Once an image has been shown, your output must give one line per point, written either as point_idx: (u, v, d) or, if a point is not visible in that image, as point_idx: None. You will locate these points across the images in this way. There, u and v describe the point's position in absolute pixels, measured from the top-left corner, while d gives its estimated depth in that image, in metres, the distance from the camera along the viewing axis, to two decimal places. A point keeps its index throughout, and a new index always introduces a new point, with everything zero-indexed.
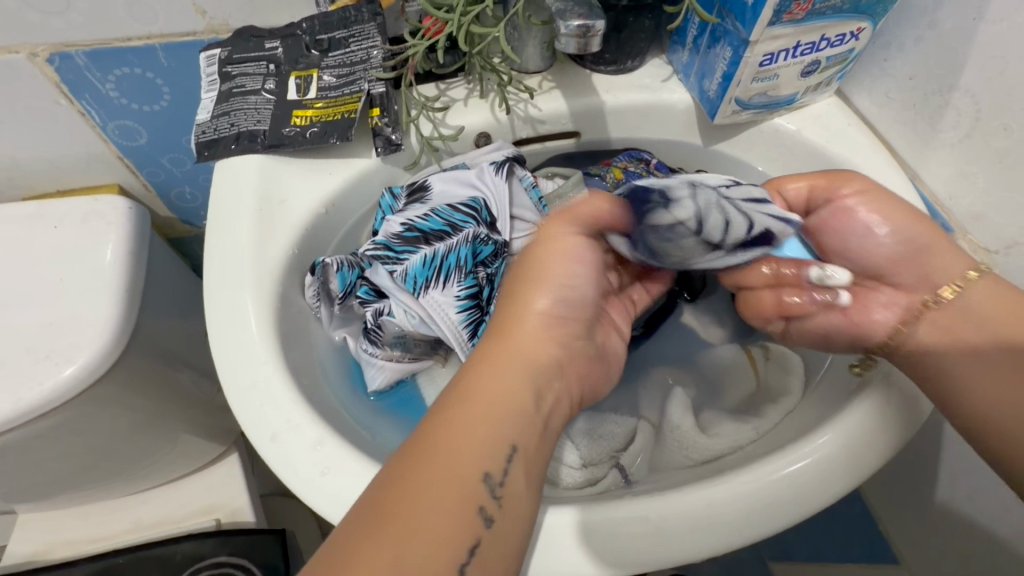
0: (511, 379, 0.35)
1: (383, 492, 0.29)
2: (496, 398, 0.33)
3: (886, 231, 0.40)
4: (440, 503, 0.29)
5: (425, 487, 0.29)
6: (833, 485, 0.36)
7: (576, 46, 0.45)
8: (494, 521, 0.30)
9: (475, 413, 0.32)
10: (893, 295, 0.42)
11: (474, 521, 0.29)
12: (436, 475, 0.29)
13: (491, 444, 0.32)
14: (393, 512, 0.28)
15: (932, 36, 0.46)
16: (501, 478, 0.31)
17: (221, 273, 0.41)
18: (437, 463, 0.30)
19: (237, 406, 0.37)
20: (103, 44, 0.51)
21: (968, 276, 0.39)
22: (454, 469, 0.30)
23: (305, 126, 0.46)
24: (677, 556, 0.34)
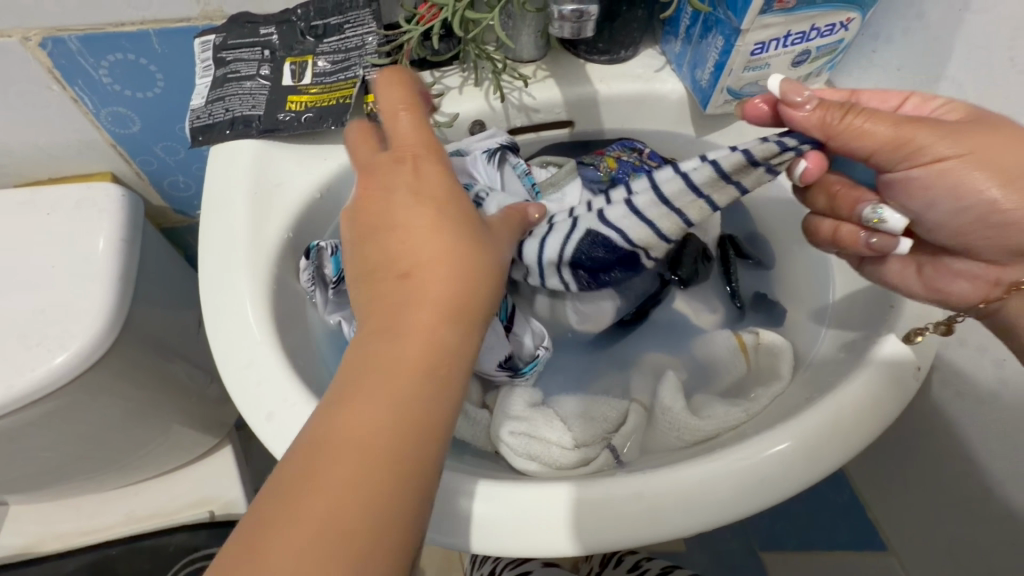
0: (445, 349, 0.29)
1: (293, 479, 0.25)
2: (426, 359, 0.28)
3: (993, 194, 0.35)
4: (355, 503, 0.25)
5: (333, 492, 0.25)
6: (820, 462, 0.37)
7: (571, 31, 0.45)
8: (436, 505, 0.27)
9: (405, 389, 0.28)
10: (977, 265, 0.40)
11: (403, 513, 0.26)
12: (344, 466, 0.25)
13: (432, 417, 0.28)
14: (303, 489, 0.25)
15: (919, 27, 0.47)
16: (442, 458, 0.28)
17: (218, 255, 0.42)
18: (350, 459, 0.25)
19: (232, 386, 0.37)
20: (97, 29, 0.51)
21: None
22: (374, 466, 0.26)
23: (300, 111, 0.47)
24: (667, 531, 0.35)
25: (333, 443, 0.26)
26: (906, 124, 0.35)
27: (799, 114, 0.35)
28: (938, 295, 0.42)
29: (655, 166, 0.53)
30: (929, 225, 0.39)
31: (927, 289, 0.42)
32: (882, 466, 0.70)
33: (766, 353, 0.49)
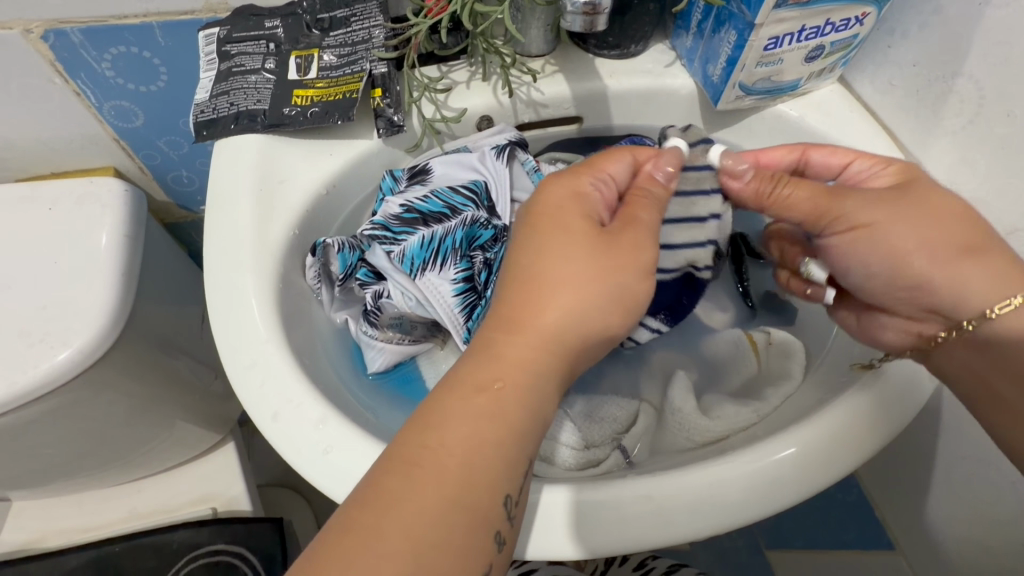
0: (534, 401, 0.33)
1: (380, 493, 0.29)
2: (510, 409, 0.32)
3: (900, 258, 0.38)
4: (447, 528, 0.28)
5: (427, 515, 0.28)
6: (833, 465, 0.36)
7: (583, 25, 0.44)
8: (505, 545, 0.30)
9: (495, 429, 0.31)
10: (904, 318, 0.41)
11: (485, 541, 0.29)
12: (434, 492, 0.29)
13: (512, 462, 0.31)
14: (391, 506, 0.28)
15: (936, 22, 0.46)
16: (516, 499, 0.31)
17: (223, 252, 0.41)
18: (437, 486, 0.29)
19: (238, 385, 0.36)
20: (99, 21, 0.50)
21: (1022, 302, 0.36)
22: (466, 499, 0.29)
23: (305, 106, 0.46)
24: (678, 534, 0.34)
25: (418, 469, 0.29)
26: (824, 196, 0.39)
27: (739, 181, 0.43)
28: (872, 342, 0.43)
29: None
30: (853, 283, 0.42)
31: (863, 333, 0.44)
32: (889, 465, 0.70)
33: (776, 353, 0.48)
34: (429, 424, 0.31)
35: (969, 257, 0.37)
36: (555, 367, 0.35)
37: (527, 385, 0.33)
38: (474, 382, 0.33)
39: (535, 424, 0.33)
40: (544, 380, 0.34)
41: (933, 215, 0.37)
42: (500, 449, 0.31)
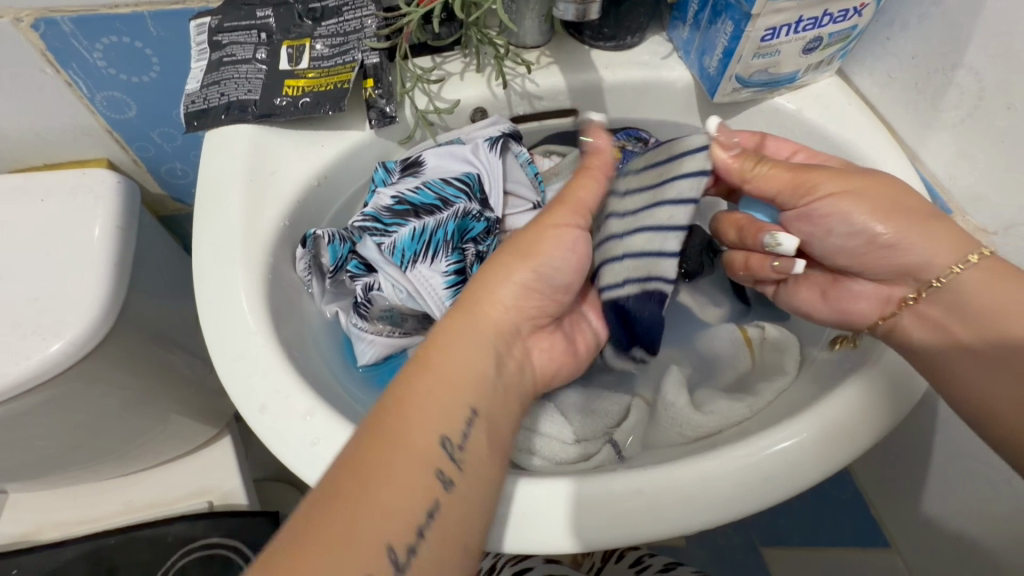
0: (462, 360, 0.36)
1: (351, 466, 0.30)
2: (443, 374, 0.35)
3: (872, 225, 0.39)
4: (400, 480, 0.30)
5: (387, 476, 0.30)
6: (826, 460, 0.36)
7: (575, 13, 0.44)
8: (454, 483, 0.32)
9: (428, 387, 0.34)
10: (873, 286, 0.42)
11: (432, 482, 0.31)
12: (397, 456, 0.31)
13: (450, 414, 0.34)
14: (358, 478, 0.30)
15: (936, 13, 0.45)
16: (460, 443, 0.33)
17: (212, 242, 0.41)
18: (396, 451, 0.31)
19: (226, 377, 0.36)
20: (90, 10, 0.50)
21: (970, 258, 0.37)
22: (411, 448, 0.32)
23: (297, 96, 0.45)
24: (668, 528, 0.34)
25: (379, 442, 0.31)
26: (799, 171, 0.41)
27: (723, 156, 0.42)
28: (846, 316, 0.43)
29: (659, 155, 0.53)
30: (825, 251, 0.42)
31: (835, 310, 0.44)
32: (886, 462, 0.69)
33: (771, 348, 0.48)
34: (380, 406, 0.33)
35: (932, 223, 0.38)
36: (477, 330, 0.38)
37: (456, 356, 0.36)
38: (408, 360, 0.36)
39: (472, 379, 0.36)
40: (470, 342, 0.37)
41: (895, 187, 0.40)
42: (438, 408, 0.34)
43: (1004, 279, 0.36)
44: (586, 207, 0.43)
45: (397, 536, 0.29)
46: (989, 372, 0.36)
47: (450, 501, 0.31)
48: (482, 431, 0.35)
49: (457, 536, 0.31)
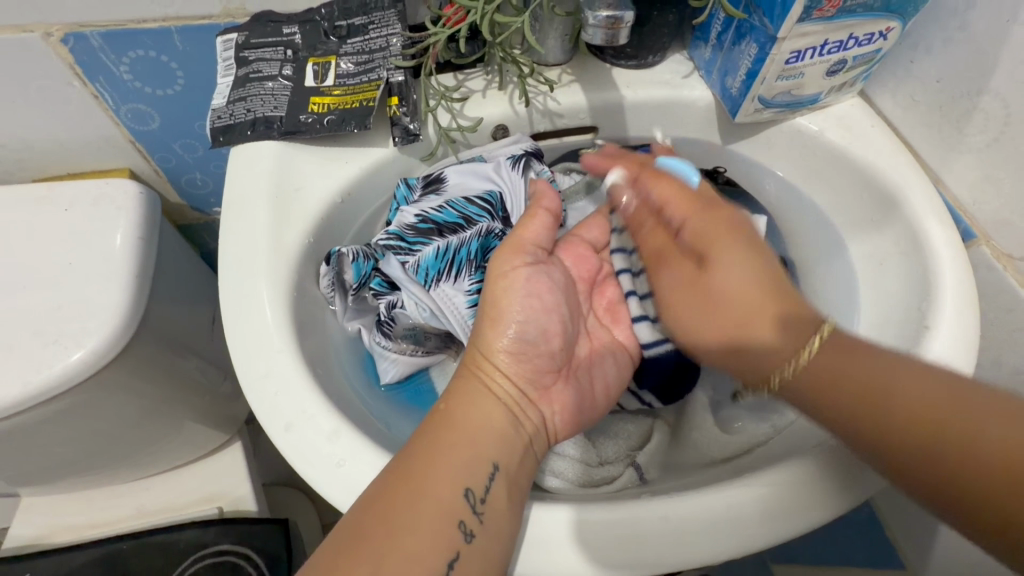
0: (480, 411, 0.37)
1: (377, 507, 0.32)
2: (462, 425, 0.36)
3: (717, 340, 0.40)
4: (423, 529, 0.32)
5: (410, 523, 0.31)
6: (853, 491, 0.35)
7: (603, 38, 0.44)
8: (476, 535, 0.32)
9: (452, 436, 0.35)
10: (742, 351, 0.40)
11: (452, 534, 0.32)
12: (421, 506, 0.32)
13: (473, 462, 0.35)
14: (385, 522, 0.31)
15: (961, 38, 0.45)
16: (482, 494, 0.34)
17: (238, 259, 0.41)
18: (420, 499, 0.32)
19: (250, 395, 0.36)
20: (119, 25, 0.50)
21: (806, 342, 0.35)
22: (434, 498, 0.33)
23: (322, 113, 0.46)
24: (695, 557, 0.33)
25: (406, 483, 0.32)
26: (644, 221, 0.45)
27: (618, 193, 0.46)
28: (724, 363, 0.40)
29: None
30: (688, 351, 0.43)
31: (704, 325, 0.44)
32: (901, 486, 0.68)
33: None
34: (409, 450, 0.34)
35: (747, 330, 0.37)
36: (494, 381, 0.39)
37: (477, 406, 0.38)
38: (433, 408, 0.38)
39: (491, 431, 0.37)
40: (486, 394, 0.38)
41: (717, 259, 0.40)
42: (459, 459, 0.35)
43: (839, 353, 0.34)
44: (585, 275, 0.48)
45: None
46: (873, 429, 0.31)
47: (471, 556, 0.32)
48: (503, 482, 0.35)
49: None
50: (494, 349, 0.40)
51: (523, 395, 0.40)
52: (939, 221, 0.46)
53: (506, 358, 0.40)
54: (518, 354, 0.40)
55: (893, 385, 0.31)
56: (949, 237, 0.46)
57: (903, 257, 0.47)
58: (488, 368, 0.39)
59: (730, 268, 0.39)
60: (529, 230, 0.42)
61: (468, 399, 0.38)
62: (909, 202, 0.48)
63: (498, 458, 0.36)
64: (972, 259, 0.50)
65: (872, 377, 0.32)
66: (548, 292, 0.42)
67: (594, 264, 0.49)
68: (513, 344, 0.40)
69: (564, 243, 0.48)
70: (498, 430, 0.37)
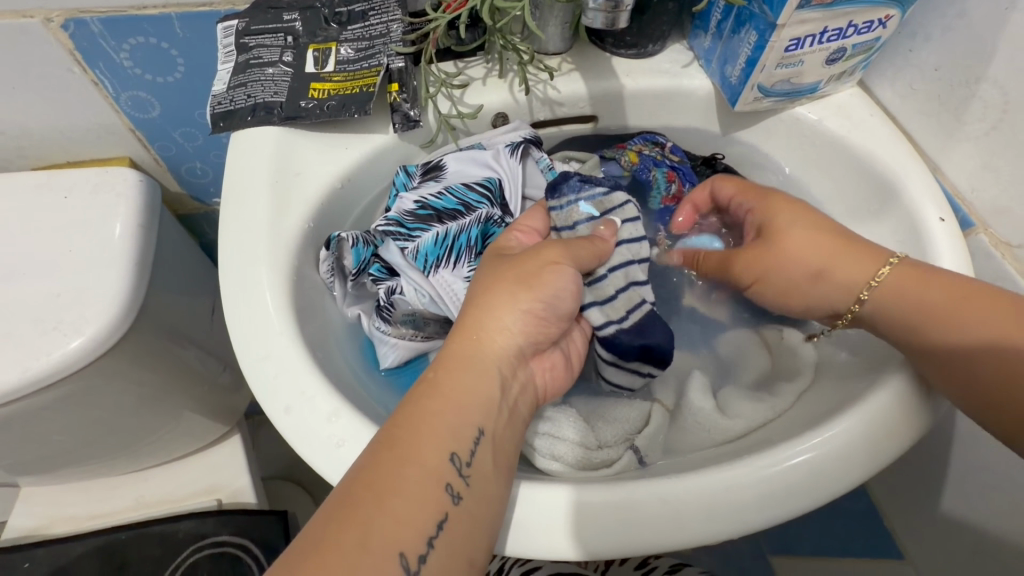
0: (468, 378, 0.36)
1: (364, 474, 0.31)
2: (449, 392, 0.35)
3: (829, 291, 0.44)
4: (410, 494, 0.31)
5: (396, 488, 0.31)
6: (848, 472, 0.36)
7: (604, 21, 0.44)
8: (463, 499, 0.32)
9: (437, 404, 0.35)
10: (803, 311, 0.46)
11: (441, 497, 0.32)
12: (405, 471, 0.32)
13: (459, 428, 0.34)
14: (372, 489, 0.30)
15: (960, 26, 0.45)
16: (468, 458, 0.34)
17: (238, 242, 0.41)
18: (404, 465, 0.32)
19: (251, 377, 0.36)
20: (119, 11, 0.50)
21: (882, 270, 0.41)
22: (419, 463, 0.32)
23: (322, 99, 0.46)
24: (691, 537, 0.34)
25: (392, 450, 0.32)
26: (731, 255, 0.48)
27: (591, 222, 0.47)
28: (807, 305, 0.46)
29: (677, 161, 0.55)
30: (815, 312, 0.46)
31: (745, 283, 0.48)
32: (899, 476, 0.69)
33: (788, 351, 0.48)
34: (396, 418, 0.34)
35: (825, 275, 0.43)
36: (484, 348, 0.38)
37: (465, 372, 0.37)
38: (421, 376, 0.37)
39: (478, 396, 0.36)
40: (473, 361, 0.37)
41: (781, 221, 0.45)
42: (446, 425, 0.34)
43: (922, 279, 0.40)
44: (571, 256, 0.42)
45: (406, 548, 0.30)
46: (949, 364, 0.37)
47: (458, 517, 0.32)
48: (490, 449, 0.35)
49: (464, 552, 0.31)
50: (482, 317, 0.39)
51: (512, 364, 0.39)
52: (938, 208, 0.46)
53: (493, 326, 0.39)
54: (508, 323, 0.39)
55: (951, 332, 0.37)
56: (948, 225, 0.46)
57: (901, 244, 0.48)
58: (475, 335, 0.38)
59: (791, 234, 0.44)
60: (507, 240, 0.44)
61: (457, 365, 0.37)
62: (908, 190, 0.48)
63: (485, 424, 0.35)
64: (971, 247, 0.50)
65: (919, 305, 0.39)
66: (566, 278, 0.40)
67: None
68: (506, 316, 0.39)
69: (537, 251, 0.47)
70: (486, 396, 0.36)
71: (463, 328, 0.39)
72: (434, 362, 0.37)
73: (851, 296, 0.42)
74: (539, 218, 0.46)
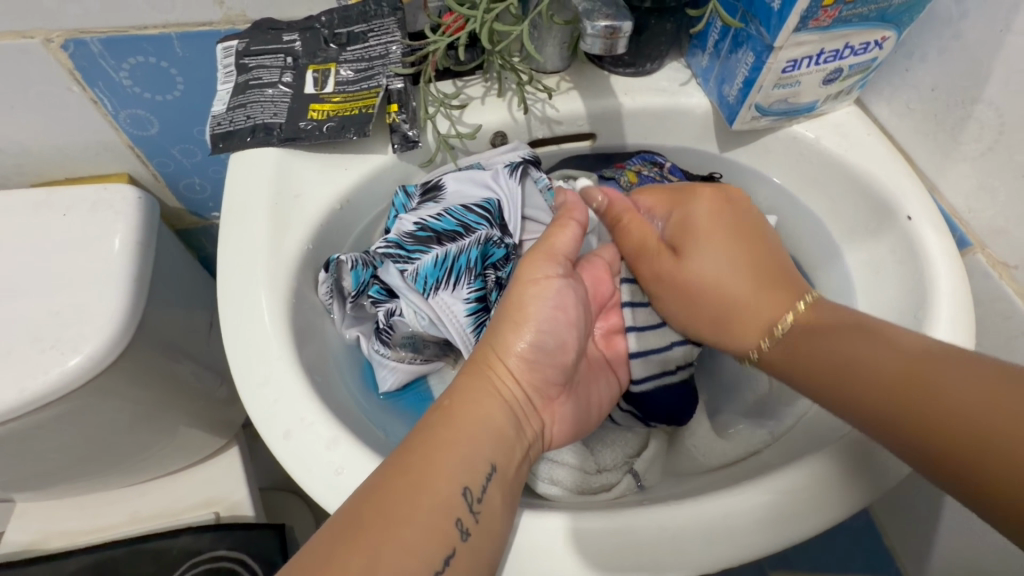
0: (483, 410, 0.37)
1: (372, 498, 0.31)
2: (465, 423, 0.36)
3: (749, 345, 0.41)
4: (418, 523, 0.31)
5: (407, 516, 0.31)
6: (849, 498, 0.35)
7: (603, 47, 0.45)
8: (471, 536, 0.32)
9: (451, 433, 0.35)
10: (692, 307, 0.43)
11: (449, 530, 0.31)
12: (416, 499, 0.31)
13: (473, 461, 0.34)
14: (380, 516, 0.30)
15: (956, 47, 0.45)
16: (480, 494, 0.33)
17: (236, 265, 0.41)
18: (416, 492, 0.32)
19: (249, 402, 0.36)
20: (119, 31, 0.50)
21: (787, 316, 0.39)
22: (432, 492, 0.32)
23: (322, 120, 0.46)
24: (692, 565, 0.33)
25: (403, 478, 0.32)
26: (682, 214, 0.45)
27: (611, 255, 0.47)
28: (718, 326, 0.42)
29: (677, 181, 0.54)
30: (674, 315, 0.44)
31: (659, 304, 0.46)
32: (899, 492, 0.69)
33: None
34: (412, 445, 0.34)
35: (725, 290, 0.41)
36: (499, 379, 0.39)
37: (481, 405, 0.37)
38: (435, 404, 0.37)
39: (493, 432, 0.36)
40: (490, 393, 0.38)
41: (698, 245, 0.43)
42: (461, 456, 0.34)
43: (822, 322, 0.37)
44: (559, 251, 0.41)
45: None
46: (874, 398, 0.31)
47: (465, 555, 0.31)
48: (500, 486, 0.35)
49: None
50: (508, 350, 0.39)
51: (527, 401, 0.40)
52: (935, 228, 0.46)
53: (519, 362, 0.39)
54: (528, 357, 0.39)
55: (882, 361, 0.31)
56: (944, 245, 0.46)
57: (899, 264, 0.48)
58: (493, 368, 0.39)
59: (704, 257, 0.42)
60: (556, 241, 0.42)
61: (474, 397, 0.37)
62: (905, 209, 0.48)
63: (498, 461, 0.36)
64: (967, 266, 0.50)
65: (839, 350, 0.34)
66: (574, 304, 0.41)
67: (609, 287, 0.47)
68: (530, 350, 0.39)
69: (584, 264, 0.46)
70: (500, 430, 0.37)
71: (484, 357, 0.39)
72: (449, 391, 0.38)
73: (759, 329, 0.40)
74: (571, 241, 0.42)
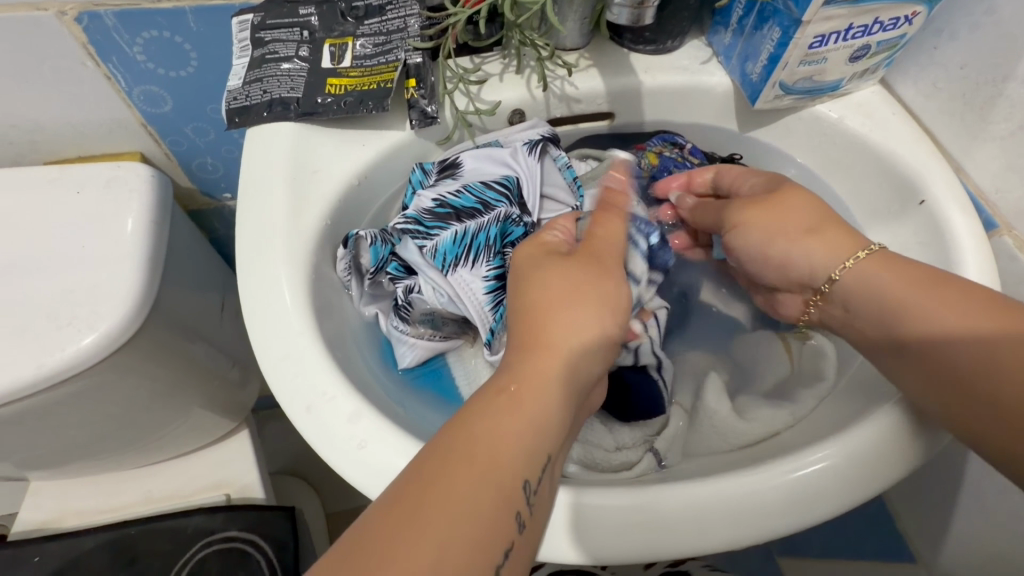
0: (547, 396, 0.34)
1: (429, 480, 0.28)
2: (529, 408, 0.33)
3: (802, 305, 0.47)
4: (479, 514, 0.28)
5: (466, 505, 0.28)
6: (874, 477, 0.35)
7: (629, 17, 0.46)
8: (527, 529, 0.30)
9: (514, 420, 0.32)
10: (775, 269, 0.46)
11: (508, 523, 0.29)
12: (477, 487, 0.28)
13: (533, 452, 0.32)
14: (437, 501, 0.27)
15: (988, 23, 0.44)
16: (536, 486, 0.31)
17: (255, 239, 0.41)
18: (478, 481, 0.29)
19: (271, 375, 0.36)
20: (133, 4, 0.50)
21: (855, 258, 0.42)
22: (492, 480, 0.29)
23: (339, 94, 0.45)
24: (716, 541, 0.33)
25: (462, 462, 0.29)
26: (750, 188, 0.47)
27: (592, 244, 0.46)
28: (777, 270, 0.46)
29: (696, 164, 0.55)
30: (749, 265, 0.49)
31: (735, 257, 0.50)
32: (914, 480, 0.68)
33: (810, 353, 0.49)
34: (470, 427, 0.31)
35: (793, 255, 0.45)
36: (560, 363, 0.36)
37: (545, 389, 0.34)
38: (493, 383, 0.34)
39: (554, 421, 0.34)
40: (553, 378, 0.35)
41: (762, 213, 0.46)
42: (524, 443, 0.31)
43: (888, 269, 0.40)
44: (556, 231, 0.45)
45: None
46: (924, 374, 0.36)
47: (522, 547, 0.29)
48: (551, 478, 0.33)
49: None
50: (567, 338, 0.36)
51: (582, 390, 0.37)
52: (961, 209, 0.46)
53: (577, 351, 0.37)
54: (586, 345, 0.37)
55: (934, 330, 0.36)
56: (970, 225, 0.45)
57: (923, 246, 0.47)
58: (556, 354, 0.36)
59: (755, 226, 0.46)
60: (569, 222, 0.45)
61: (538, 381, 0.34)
62: (931, 190, 0.47)
63: (555, 452, 0.33)
64: (993, 248, 0.49)
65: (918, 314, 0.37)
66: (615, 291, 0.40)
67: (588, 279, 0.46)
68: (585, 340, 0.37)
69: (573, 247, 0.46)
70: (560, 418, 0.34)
71: (546, 338, 0.36)
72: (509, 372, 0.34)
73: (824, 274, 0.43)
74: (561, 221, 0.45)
